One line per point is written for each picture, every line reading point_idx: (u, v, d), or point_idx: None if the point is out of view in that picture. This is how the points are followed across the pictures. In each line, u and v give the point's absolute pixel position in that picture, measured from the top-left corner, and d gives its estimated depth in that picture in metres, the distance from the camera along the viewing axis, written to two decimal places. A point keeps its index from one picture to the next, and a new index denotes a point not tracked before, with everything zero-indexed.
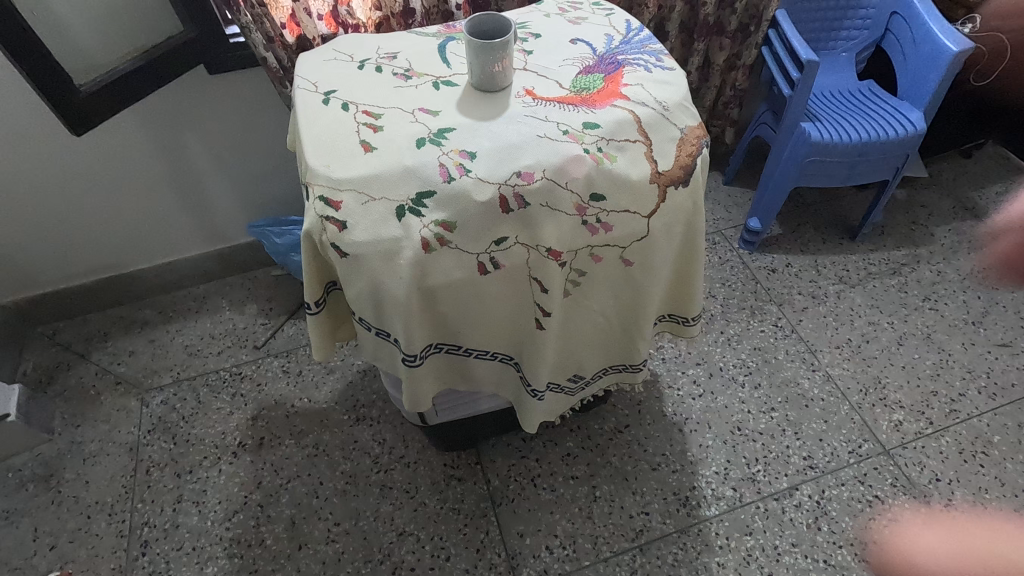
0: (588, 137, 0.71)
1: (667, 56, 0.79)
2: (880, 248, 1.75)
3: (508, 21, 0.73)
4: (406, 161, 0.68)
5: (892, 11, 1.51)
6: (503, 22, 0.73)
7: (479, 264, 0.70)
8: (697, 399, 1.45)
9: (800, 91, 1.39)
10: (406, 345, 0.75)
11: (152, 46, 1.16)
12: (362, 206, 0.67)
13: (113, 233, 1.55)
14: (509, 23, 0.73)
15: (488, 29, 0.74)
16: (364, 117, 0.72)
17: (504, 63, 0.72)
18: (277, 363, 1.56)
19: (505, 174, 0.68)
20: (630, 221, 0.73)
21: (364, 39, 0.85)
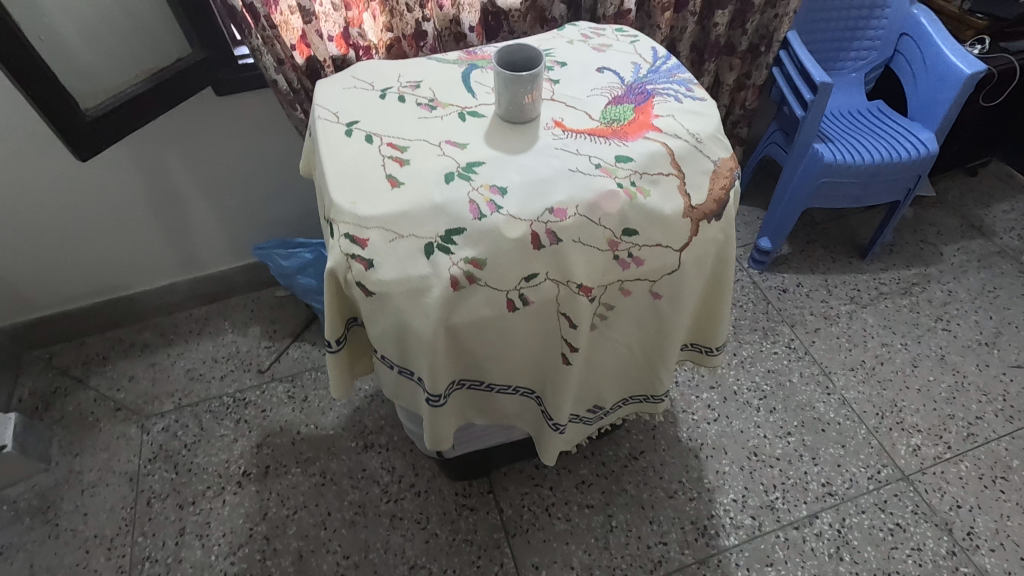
0: (621, 171, 0.69)
1: (697, 86, 0.77)
2: (890, 267, 1.74)
3: (537, 51, 0.70)
4: (435, 196, 0.65)
5: (901, 32, 1.51)
6: (532, 52, 0.71)
7: (508, 301, 0.67)
8: (712, 424, 1.43)
9: (813, 113, 1.38)
10: (430, 385, 0.72)
11: (160, 68, 1.13)
12: (389, 244, 0.64)
13: (109, 257, 1.52)
14: (538, 53, 0.70)
15: (516, 59, 0.71)
16: (389, 150, 0.69)
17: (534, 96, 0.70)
18: (282, 388, 1.52)
19: (537, 211, 0.66)
20: (662, 255, 0.71)
21: (384, 67, 0.83)
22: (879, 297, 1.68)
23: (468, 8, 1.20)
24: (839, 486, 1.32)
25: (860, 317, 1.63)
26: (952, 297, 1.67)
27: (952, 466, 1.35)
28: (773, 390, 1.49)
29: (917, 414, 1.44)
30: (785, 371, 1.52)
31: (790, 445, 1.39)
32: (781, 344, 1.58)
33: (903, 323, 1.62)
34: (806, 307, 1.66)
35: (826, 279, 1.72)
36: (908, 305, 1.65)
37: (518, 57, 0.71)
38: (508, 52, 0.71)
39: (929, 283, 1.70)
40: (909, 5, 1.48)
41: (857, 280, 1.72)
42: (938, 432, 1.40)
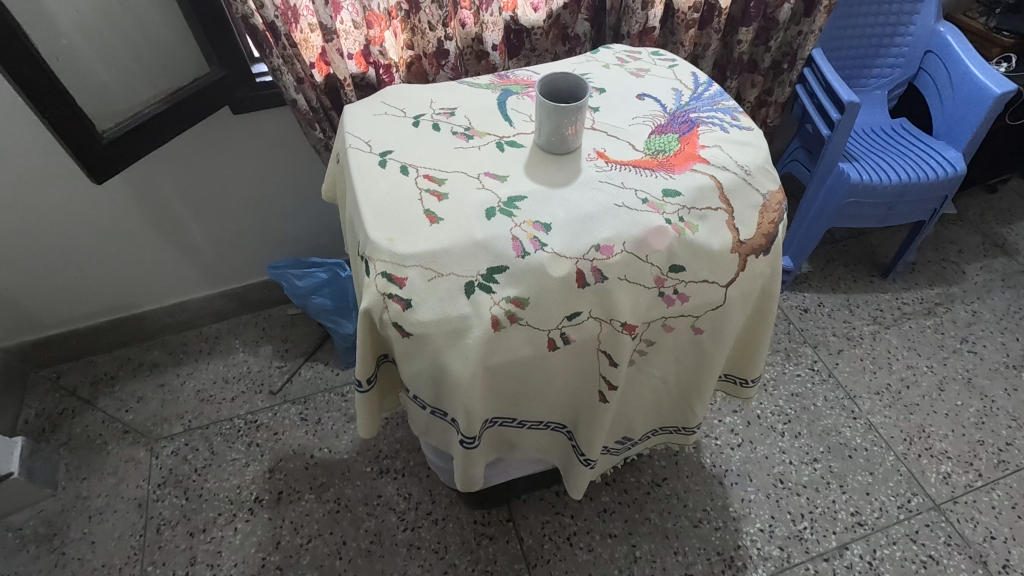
0: (669, 206, 0.65)
1: (742, 114, 0.74)
2: (913, 287, 1.71)
3: (583, 82, 0.67)
4: (476, 233, 0.62)
5: (926, 49, 1.49)
6: (578, 82, 0.67)
7: (549, 340, 0.64)
8: (736, 449, 1.39)
9: (840, 133, 1.35)
10: (466, 427, 0.68)
11: (177, 87, 1.11)
12: (428, 283, 0.61)
13: (118, 276, 1.49)
14: (584, 85, 0.67)
15: (562, 90, 0.68)
16: (426, 183, 0.66)
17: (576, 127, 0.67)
18: (295, 410, 1.49)
19: (583, 248, 0.63)
20: (708, 291, 0.68)
21: (415, 91, 0.80)
22: (902, 317, 1.65)
23: (491, 26, 1.17)
24: (869, 515, 1.28)
25: (884, 338, 1.60)
26: (976, 318, 1.64)
27: (984, 495, 1.31)
28: (798, 415, 1.45)
29: (945, 440, 1.40)
30: (809, 395, 1.49)
31: (817, 472, 1.35)
32: (804, 366, 1.54)
33: (927, 344, 1.58)
34: (829, 327, 1.63)
35: (848, 299, 1.69)
36: (933, 326, 1.62)
37: (564, 88, 0.68)
38: (553, 83, 0.68)
39: (953, 302, 1.67)
40: (936, 22, 1.46)
41: (879, 299, 1.69)
42: (969, 458, 1.37)
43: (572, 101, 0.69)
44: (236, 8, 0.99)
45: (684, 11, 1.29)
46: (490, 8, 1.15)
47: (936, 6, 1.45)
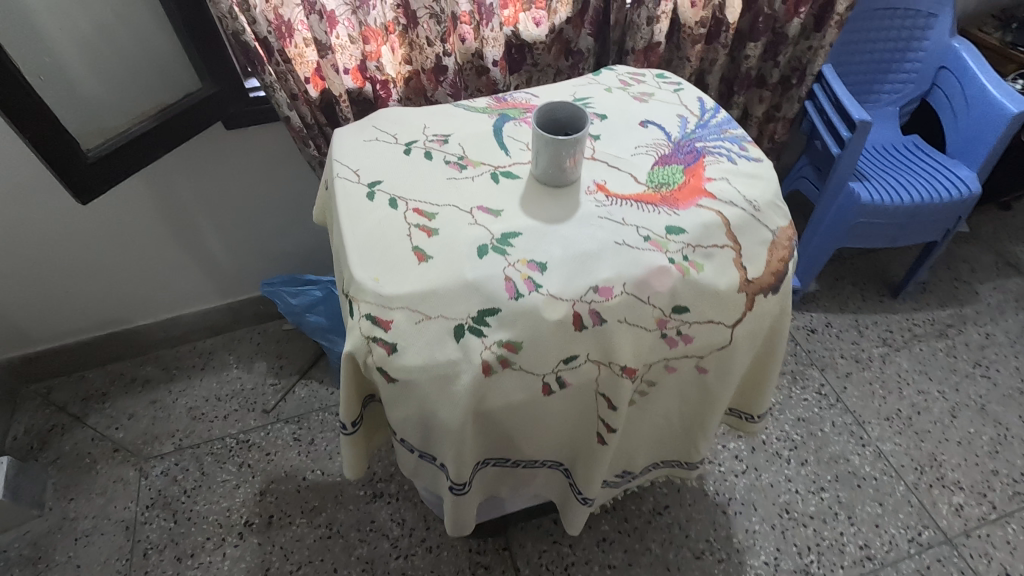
0: (672, 244, 0.62)
1: (751, 144, 0.70)
2: (924, 307, 1.67)
3: (585, 114, 0.62)
4: (467, 273, 0.58)
5: (940, 65, 1.46)
6: (580, 114, 0.63)
7: (544, 385, 0.60)
8: (740, 476, 1.35)
9: (851, 152, 1.31)
10: (455, 473, 0.65)
11: (168, 104, 1.08)
12: (415, 326, 0.57)
13: (110, 291, 1.46)
14: (584, 117, 0.62)
15: (563, 121, 0.64)
16: (416, 217, 0.63)
17: (575, 158, 0.63)
18: (288, 430, 1.45)
19: (580, 289, 0.59)
20: (714, 332, 0.64)
21: (409, 115, 0.77)
22: (913, 339, 1.60)
23: (492, 41, 1.14)
24: (878, 549, 1.24)
25: (894, 361, 1.55)
26: (990, 341, 1.59)
27: (998, 529, 1.26)
28: (804, 441, 1.41)
29: (958, 469, 1.35)
30: (816, 420, 1.44)
31: (824, 502, 1.31)
32: (811, 390, 1.50)
33: (939, 368, 1.54)
34: (837, 349, 1.58)
35: (857, 319, 1.64)
36: (944, 349, 1.58)
37: (565, 120, 0.64)
38: (553, 114, 0.64)
39: (965, 324, 1.63)
40: (949, 38, 1.42)
41: (889, 320, 1.64)
42: (982, 490, 1.32)
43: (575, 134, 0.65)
44: (227, 25, 0.96)
45: (690, 26, 1.25)
46: (491, 24, 1.12)
47: (949, 21, 1.42)
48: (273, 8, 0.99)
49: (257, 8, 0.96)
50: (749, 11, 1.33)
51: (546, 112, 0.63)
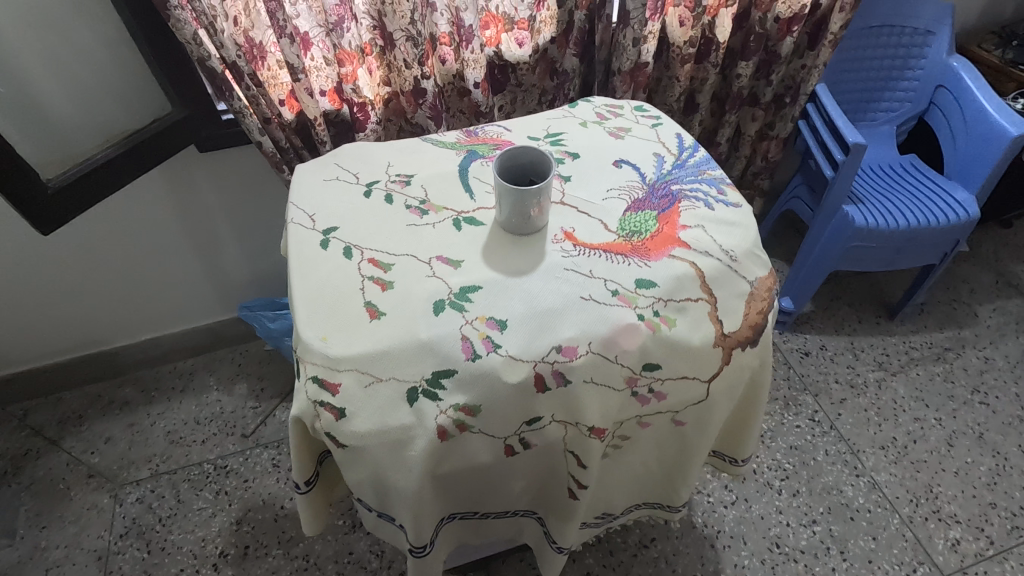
0: (642, 299, 0.58)
1: (730, 187, 0.67)
2: (922, 329, 1.63)
3: (550, 161, 0.59)
4: (420, 332, 0.55)
5: (938, 84, 1.41)
6: (545, 159, 0.60)
7: (506, 447, 0.57)
8: (730, 508, 1.31)
9: (845, 175, 1.27)
10: (414, 537, 0.61)
11: (136, 129, 1.05)
12: (365, 390, 0.53)
13: (86, 314, 1.42)
14: (549, 164, 0.59)
15: (526, 166, 0.61)
16: (370, 269, 0.59)
17: (540, 207, 0.60)
18: (267, 455, 1.42)
19: (542, 349, 0.55)
20: (688, 388, 0.60)
21: (373, 152, 0.73)
22: (910, 363, 1.56)
23: (473, 63, 1.10)
24: None
25: (890, 387, 1.51)
26: (989, 366, 1.55)
27: (996, 566, 1.22)
28: (796, 470, 1.37)
29: (954, 502, 1.31)
30: (809, 449, 1.40)
31: (816, 536, 1.27)
32: (804, 416, 1.46)
33: (937, 395, 1.49)
34: (831, 374, 1.54)
35: (852, 342, 1.60)
36: (942, 374, 1.53)
37: (528, 166, 0.61)
38: (516, 159, 0.61)
39: (964, 348, 1.59)
40: (948, 56, 1.38)
41: (885, 343, 1.60)
42: (979, 524, 1.28)
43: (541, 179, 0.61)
44: (192, 51, 0.93)
45: (679, 45, 1.22)
46: (471, 45, 1.08)
47: (947, 39, 1.37)
48: (243, 31, 0.95)
49: (223, 32, 0.92)
50: (740, 29, 1.30)
51: (507, 158, 0.60)
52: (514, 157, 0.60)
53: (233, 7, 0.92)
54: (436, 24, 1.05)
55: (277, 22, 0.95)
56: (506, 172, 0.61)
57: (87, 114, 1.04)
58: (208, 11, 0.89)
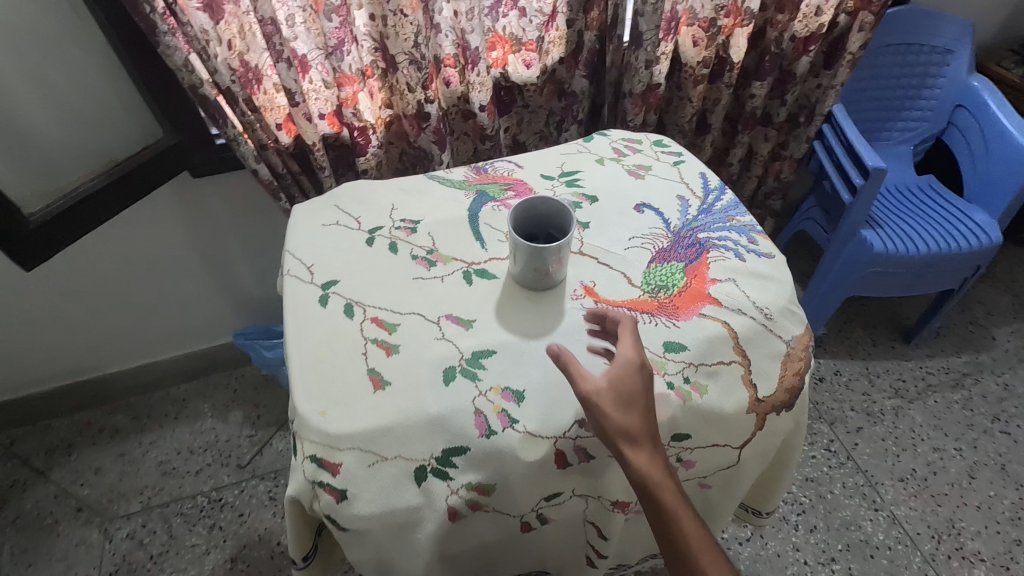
0: (671, 364, 0.53)
1: (761, 235, 0.62)
2: (938, 354, 1.58)
3: (570, 214, 0.54)
4: (429, 405, 0.50)
5: (957, 103, 1.37)
6: (564, 212, 0.55)
7: (522, 524, 0.52)
8: (745, 544, 1.26)
9: (862, 201, 1.21)
10: None
11: (127, 158, 0.99)
12: (368, 469, 0.48)
13: (72, 344, 1.35)
14: (569, 217, 0.54)
15: (545, 218, 0.56)
16: (374, 330, 0.54)
17: (561, 262, 0.55)
18: (264, 487, 1.36)
19: (564, 423, 0.50)
20: (717, 454, 0.56)
21: (375, 192, 0.68)
22: (927, 390, 1.51)
23: (478, 86, 1.05)
24: None
25: (907, 415, 1.46)
26: (1008, 392, 1.50)
27: None
28: (814, 504, 1.32)
29: (978, 538, 1.27)
30: (826, 481, 1.35)
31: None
32: (820, 446, 1.41)
33: (956, 424, 1.45)
34: (846, 401, 1.49)
35: (867, 366, 1.56)
36: (960, 401, 1.49)
37: (548, 217, 0.57)
38: (534, 210, 0.56)
39: (982, 373, 1.54)
40: (967, 75, 1.34)
41: (901, 368, 1.55)
42: (1004, 562, 1.23)
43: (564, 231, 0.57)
44: (183, 77, 0.87)
45: (693, 65, 1.17)
46: (477, 68, 1.03)
47: (967, 57, 1.33)
48: (238, 55, 0.91)
49: (217, 57, 0.87)
50: (754, 48, 1.26)
51: (521, 211, 0.55)
52: (530, 208, 0.56)
53: (228, 31, 0.87)
54: (441, 46, 1.00)
55: (274, 47, 0.90)
56: (522, 225, 0.56)
57: (73, 140, 0.99)
58: (201, 36, 0.84)
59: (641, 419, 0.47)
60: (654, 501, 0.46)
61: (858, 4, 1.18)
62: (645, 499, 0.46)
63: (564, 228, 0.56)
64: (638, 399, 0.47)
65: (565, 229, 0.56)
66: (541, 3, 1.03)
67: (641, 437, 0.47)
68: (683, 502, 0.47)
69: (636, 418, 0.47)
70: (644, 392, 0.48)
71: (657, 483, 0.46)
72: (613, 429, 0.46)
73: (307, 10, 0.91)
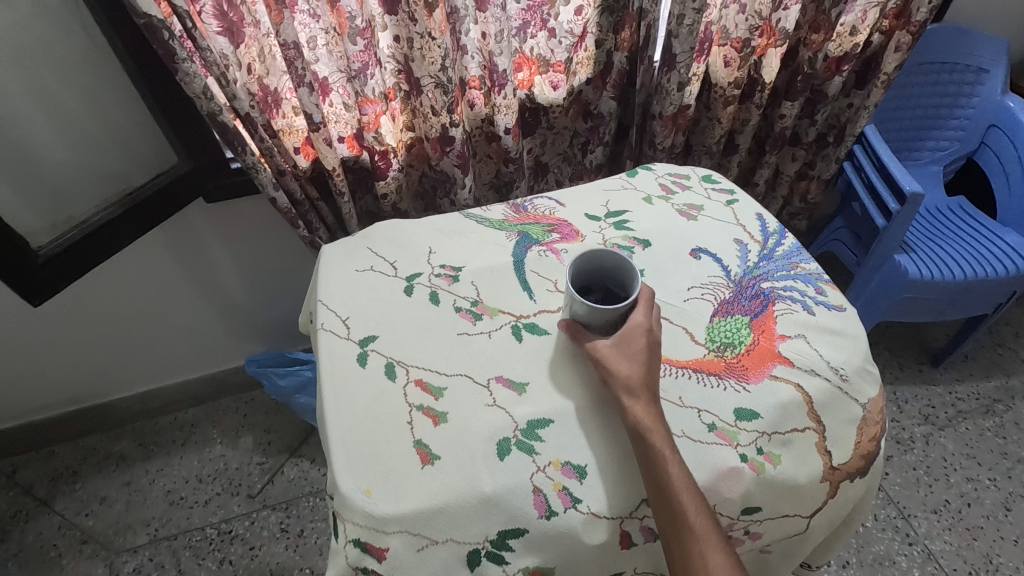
0: (744, 434, 0.53)
1: (829, 285, 0.65)
2: (968, 378, 1.53)
3: (636, 273, 0.55)
4: (484, 484, 0.50)
5: (990, 123, 1.32)
6: (630, 270, 0.56)
7: None
8: None
9: (897, 226, 1.16)
10: None
11: (140, 185, 0.96)
12: (416, 553, 0.47)
13: (78, 370, 1.30)
14: (634, 276, 0.55)
15: (606, 271, 0.57)
16: (419, 395, 0.55)
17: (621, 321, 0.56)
18: (275, 519, 1.31)
19: (631, 503, 0.50)
20: (785, 524, 0.53)
21: (409, 235, 0.70)
22: (958, 416, 1.47)
23: (505, 109, 1.01)
24: None
25: (938, 443, 1.42)
26: None
27: None
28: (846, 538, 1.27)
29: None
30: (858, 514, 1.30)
31: None
32: None
33: (989, 452, 1.40)
34: None
35: (896, 392, 1.51)
36: (993, 429, 1.44)
37: (610, 273, 0.58)
38: (598, 265, 0.58)
39: (1014, 399, 1.50)
40: (1001, 94, 1.29)
41: (930, 393, 1.51)
42: None
43: (626, 289, 0.57)
44: (201, 105, 0.83)
45: (723, 86, 1.14)
46: (504, 90, 0.99)
47: (1001, 77, 1.29)
48: (257, 79, 0.86)
49: (235, 82, 0.83)
50: (786, 68, 1.22)
51: (585, 260, 0.57)
52: (595, 260, 0.57)
53: (248, 55, 0.83)
54: (467, 68, 0.95)
55: (295, 71, 0.86)
56: (583, 276, 0.58)
57: (84, 166, 0.95)
58: (220, 61, 0.80)
59: (638, 372, 0.52)
60: (644, 443, 0.50)
61: (895, 23, 1.14)
62: (637, 444, 0.50)
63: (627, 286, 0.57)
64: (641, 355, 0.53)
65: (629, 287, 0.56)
66: (572, 24, 0.98)
67: (642, 391, 0.52)
68: (674, 453, 0.50)
69: (637, 370, 0.52)
70: (644, 350, 0.53)
71: (651, 429, 0.50)
72: (615, 379, 0.52)
73: (330, 32, 0.87)
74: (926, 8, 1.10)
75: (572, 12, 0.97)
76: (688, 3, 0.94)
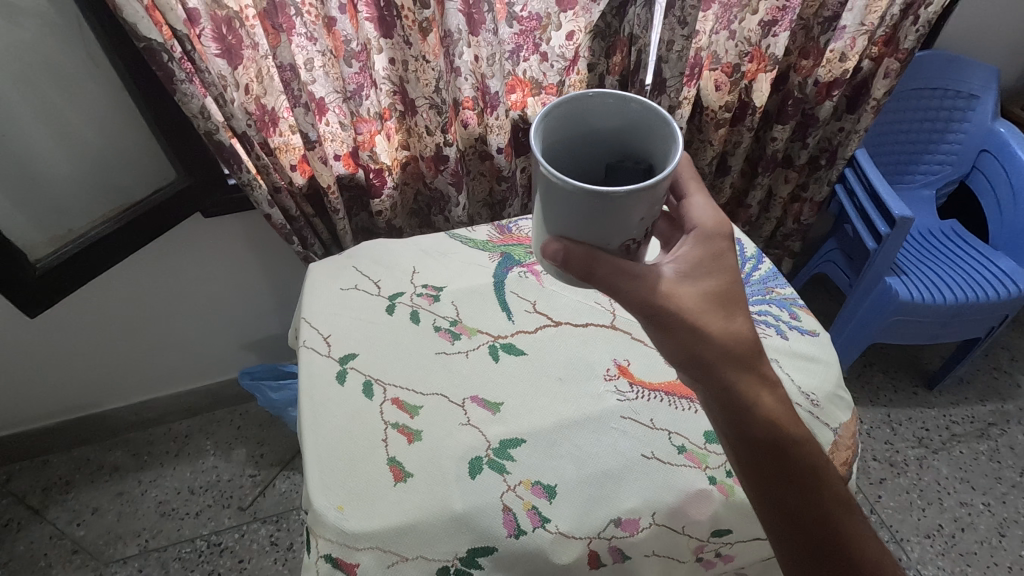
0: (711, 457, 0.58)
1: (801, 309, 0.68)
2: (962, 401, 1.53)
3: (650, 102, 0.50)
4: (454, 503, 0.53)
5: (980, 148, 1.34)
6: (638, 107, 0.51)
7: None
8: None
9: (887, 249, 1.16)
10: None
11: (137, 202, 0.98)
12: (387, 570, 0.50)
13: (72, 381, 1.31)
14: (646, 111, 0.50)
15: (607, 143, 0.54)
16: (396, 413, 0.59)
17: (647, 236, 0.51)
18: (266, 531, 1.32)
19: (599, 524, 0.53)
20: (757, 548, 0.57)
21: (392, 254, 0.73)
22: (952, 440, 1.46)
23: (497, 129, 1.04)
24: None
25: (932, 466, 1.41)
26: None
27: None
28: None
29: None
30: None
31: None
32: None
33: (983, 477, 1.40)
34: (870, 451, 1.44)
35: (889, 414, 1.50)
36: (987, 452, 1.44)
37: (610, 143, 0.54)
38: (590, 142, 0.55)
39: (1009, 423, 1.49)
40: (991, 120, 1.31)
41: (924, 416, 1.50)
42: None
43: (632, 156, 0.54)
44: (198, 124, 0.85)
45: (715, 109, 1.16)
46: (496, 112, 1.02)
47: (992, 103, 1.31)
48: (255, 99, 0.89)
49: (234, 102, 0.85)
50: (776, 93, 1.24)
51: (561, 118, 0.52)
52: (580, 129, 0.53)
53: (246, 75, 0.85)
54: (461, 89, 0.98)
55: (292, 92, 0.88)
56: (568, 163, 0.55)
57: (81, 181, 0.97)
58: (218, 82, 0.82)
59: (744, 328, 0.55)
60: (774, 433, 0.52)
61: (884, 50, 1.16)
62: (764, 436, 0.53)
63: (648, 144, 0.53)
64: (725, 310, 0.54)
65: (652, 134, 0.52)
66: (563, 48, 1.00)
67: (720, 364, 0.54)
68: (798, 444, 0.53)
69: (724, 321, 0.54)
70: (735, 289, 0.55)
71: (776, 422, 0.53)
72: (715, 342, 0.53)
73: (326, 55, 0.89)
74: (913, 37, 1.11)
75: (564, 37, 0.99)
76: (677, 30, 0.96)
